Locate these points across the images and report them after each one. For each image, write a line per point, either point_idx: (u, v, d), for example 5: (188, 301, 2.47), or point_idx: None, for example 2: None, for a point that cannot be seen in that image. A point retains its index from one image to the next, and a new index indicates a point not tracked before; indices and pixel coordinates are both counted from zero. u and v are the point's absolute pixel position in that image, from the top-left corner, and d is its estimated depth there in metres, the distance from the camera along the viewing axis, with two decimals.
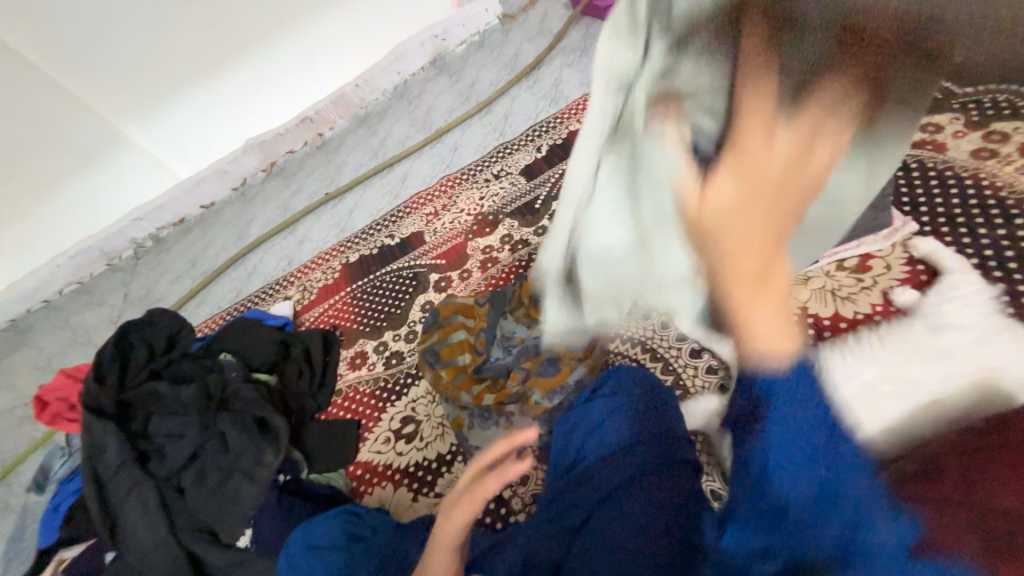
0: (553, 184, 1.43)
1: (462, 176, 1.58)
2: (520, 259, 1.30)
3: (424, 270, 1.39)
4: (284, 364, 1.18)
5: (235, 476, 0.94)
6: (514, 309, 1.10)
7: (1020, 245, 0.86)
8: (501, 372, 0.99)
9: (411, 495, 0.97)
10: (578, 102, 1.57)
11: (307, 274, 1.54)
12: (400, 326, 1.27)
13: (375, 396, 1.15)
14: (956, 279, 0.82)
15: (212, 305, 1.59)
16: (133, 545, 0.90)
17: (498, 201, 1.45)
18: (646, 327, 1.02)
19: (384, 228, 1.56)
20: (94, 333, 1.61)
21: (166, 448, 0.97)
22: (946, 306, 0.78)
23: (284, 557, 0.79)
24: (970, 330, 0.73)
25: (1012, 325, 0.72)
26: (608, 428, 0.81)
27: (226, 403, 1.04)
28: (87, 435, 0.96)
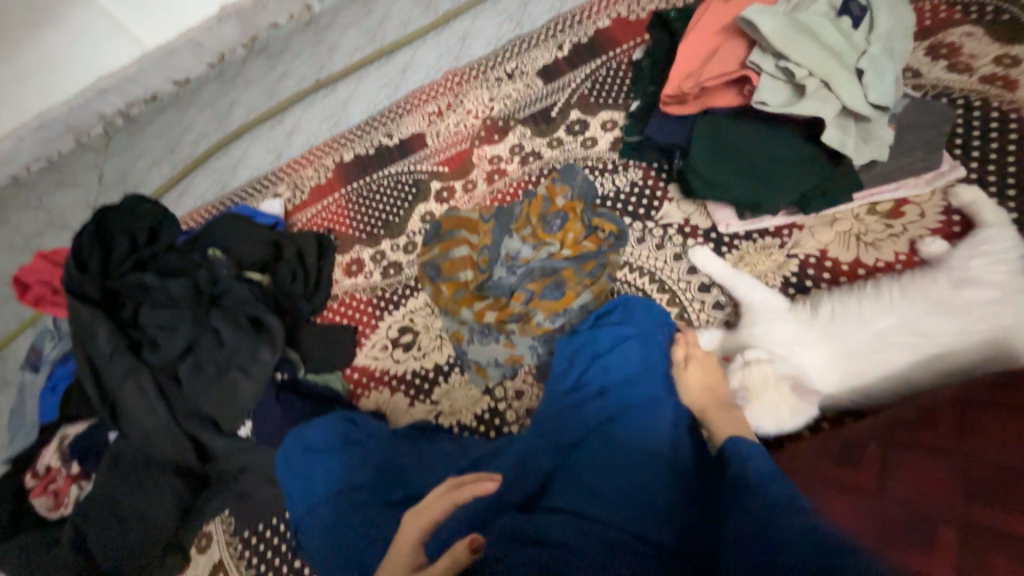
0: (573, 89, 1.27)
1: (471, 73, 1.41)
2: (531, 172, 1.18)
3: (425, 176, 1.29)
4: (276, 265, 1.13)
5: (232, 371, 0.94)
6: (521, 228, 1.04)
7: None
8: (505, 290, 0.96)
9: (408, 400, 0.99)
10: None
11: (298, 171, 1.43)
12: (398, 235, 1.21)
13: (371, 305, 1.13)
14: (994, 232, 0.77)
15: (194, 197, 1.48)
16: (134, 427, 0.92)
17: (510, 106, 1.31)
18: (658, 258, 0.99)
19: (382, 126, 1.42)
20: (70, 216, 1.52)
21: (159, 339, 0.95)
22: (977, 260, 0.74)
23: (285, 450, 0.83)
24: (995, 287, 0.70)
25: None
26: (613, 360, 0.81)
27: (219, 299, 1.01)
28: (75, 320, 0.93)
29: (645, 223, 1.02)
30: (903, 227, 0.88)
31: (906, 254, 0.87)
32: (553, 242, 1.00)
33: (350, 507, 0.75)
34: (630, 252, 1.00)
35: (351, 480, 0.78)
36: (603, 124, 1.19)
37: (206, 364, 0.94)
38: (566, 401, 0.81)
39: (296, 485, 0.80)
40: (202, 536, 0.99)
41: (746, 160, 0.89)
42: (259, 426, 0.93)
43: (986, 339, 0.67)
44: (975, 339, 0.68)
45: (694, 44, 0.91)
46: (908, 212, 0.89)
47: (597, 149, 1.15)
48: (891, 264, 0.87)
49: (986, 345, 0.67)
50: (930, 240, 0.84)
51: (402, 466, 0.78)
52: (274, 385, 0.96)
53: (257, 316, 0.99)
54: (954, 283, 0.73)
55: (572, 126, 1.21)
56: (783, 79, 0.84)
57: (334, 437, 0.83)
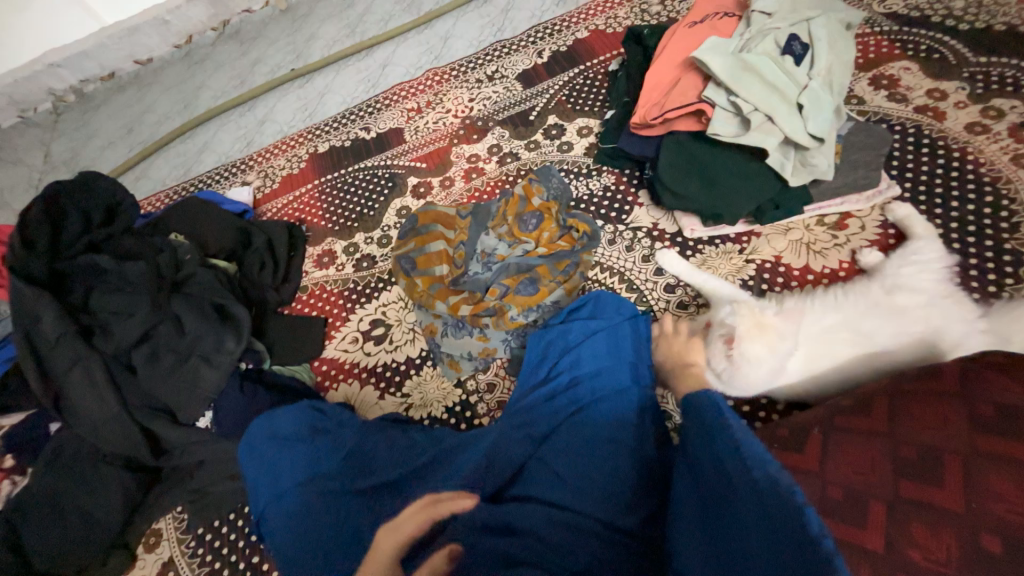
0: (551, 95, 1.31)
1: (451, 73, 1.42)
2: (508, 172, 1.21)
3: (402, 171, 1.29)
4: (244, 253, 1.10)
5: (194, 360, 0.90)
6: (497, 226, 1.07)
7: (983, 222, 0.91)
8: (479, 285, 0.98)
9: (378, 393, 0.98)
10: (589, 5, 1.41)
11: (269, 160, 1.40)
12: (372, 229, 1.20)
13: (342, 297, 1.11)
14: (922, 245, 0.86)
15: (153, 180, 1.41)
16: (80, 418, 0.86)
17: (489, 107, 1.33)
18: (627, 259, 1.03)
19: (359, 119, 1.41)
20: (9, 194, 1.41)
21: (113, 325, 0.90)
22: (907, 269, 0.82)
23: (248, 442, 0.80)
24: (922, 292, 0.79)
25: (957, 293, 0.79)
26: (585, 354, 0.83)
27: (181, 286, 0.97)
28: (17, 302, 0.87)
29: (616, 225, 1.07)
30: (847, 238, 0.96)
31: (848, 262, 0.95)
32: (527, 240, 1.03)
33: (319, 498, 0.73)
34: (601, 253, 1.05)
35: (321, 472, 0.76)
36: (579, 130, 1.23)
37: (165, 352, 0.90)
38: (537, 395, 0.82)
39: (259, 480, 0.77)
40: (151, 534, 0.94)
41: (701, 174, 0.96)
42: (220, 417, 0.90)
43: (920, 340, 0.73)
44: (911, 339, 0.74)
45: (657, 76, 0.99)
46: (851, 224, 0.97)
47: (572, 153, 1.19)
48: (836, 272, 0.95)
49: (920, 345, 0.73)
50: (868, 251, 0.92)
51: (372, 455, 0.78)
52: (237, 374, 0.94)
53: (223, 304, 0.96)
54: (888, 289, 0.81)
55: (549, 131, 1.25)
56: (733, 111, 0.92)
57: (302, 427, 0.81)
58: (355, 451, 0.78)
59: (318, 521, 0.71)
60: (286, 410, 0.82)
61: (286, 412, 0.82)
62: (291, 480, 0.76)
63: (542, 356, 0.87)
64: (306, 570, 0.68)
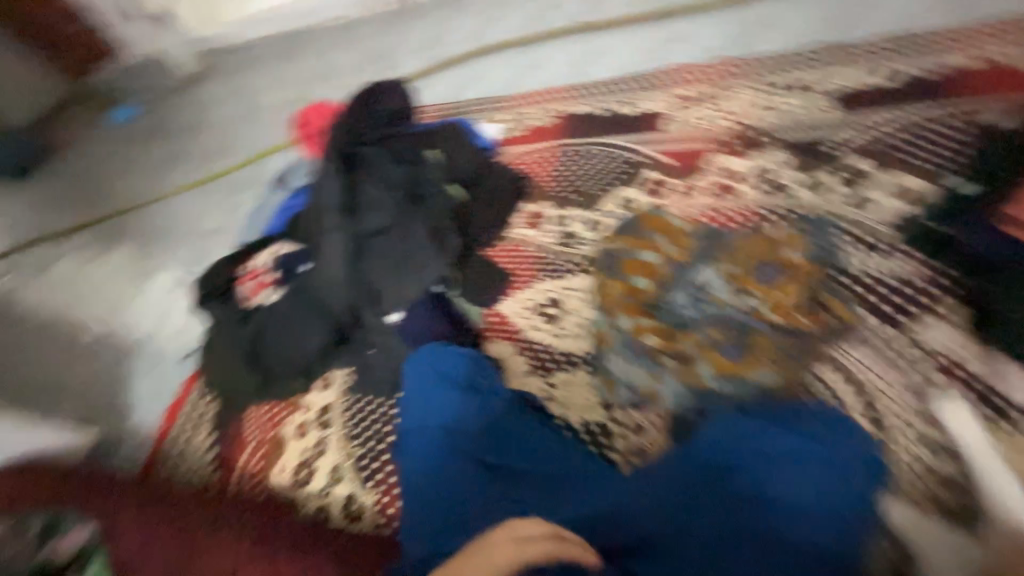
0: (869, 131, 1.02)
1: (746, 70, 1.22)
2: (767, 204, 1.00)
3: (643, 160, 1.19)
4: (476, 188, 1.19)
5: (408, 266, 1.03)
6: (727, 262, 0.91)
7: None
8: (677, 320, 0.86)
9: (527, 369, 0.97)
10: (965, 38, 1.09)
11: (524, 106, 1.44)
12: (589, 209, 1.16)
13: (534, 262, 1.12)
14: None
15: (429, 93, 1.60)
16: (322, 270, 1.07)
17: (777, 120, 1.11)
18: (887, 377, 0.76)
19: (623, 92, 1.33)
20: None
21: (368, 210, 1.08)
22: None
23: (418, 362, 0.90)
24: None
25: None
26: (782, 468, 0.65)
27: (422, 198, 1.11)
28: (321, 165, 1.10)
29: (890, 328, 0.79)
30: None
31: None
32: (755, 296, 0.85)
33: (453, 445, 0.80)
34: (850, 353, 0.79)
35: (462, 423, 0.82)
36: (889, 189, 0.94)
37: (390, 249, 1.05)
38: (699, 477, 0.68)
39: (413, 398, 0.87)
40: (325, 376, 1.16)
41: None
42: (405, 323, 1.02)
43: None
44: None
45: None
46: None
47: (866, 214, 0.92)
48: None
49: None
50: None
51: (508, 434, 0.80)
52: (429, 294, 1.04)
53: (444, 232, 1.07)
54: None
55: (845, 175, 0.98)
56: None
57: (463, 373, 0.88)
58: (495, 421, 0.82)
59: (445, 465, 0.78)
60: (457, 351, 0.91)
61: (456, 354, 0.91)
62: (437, 414, 0.83)
63: (724, 436, 0.70)
64: (422, 499, 0.77)
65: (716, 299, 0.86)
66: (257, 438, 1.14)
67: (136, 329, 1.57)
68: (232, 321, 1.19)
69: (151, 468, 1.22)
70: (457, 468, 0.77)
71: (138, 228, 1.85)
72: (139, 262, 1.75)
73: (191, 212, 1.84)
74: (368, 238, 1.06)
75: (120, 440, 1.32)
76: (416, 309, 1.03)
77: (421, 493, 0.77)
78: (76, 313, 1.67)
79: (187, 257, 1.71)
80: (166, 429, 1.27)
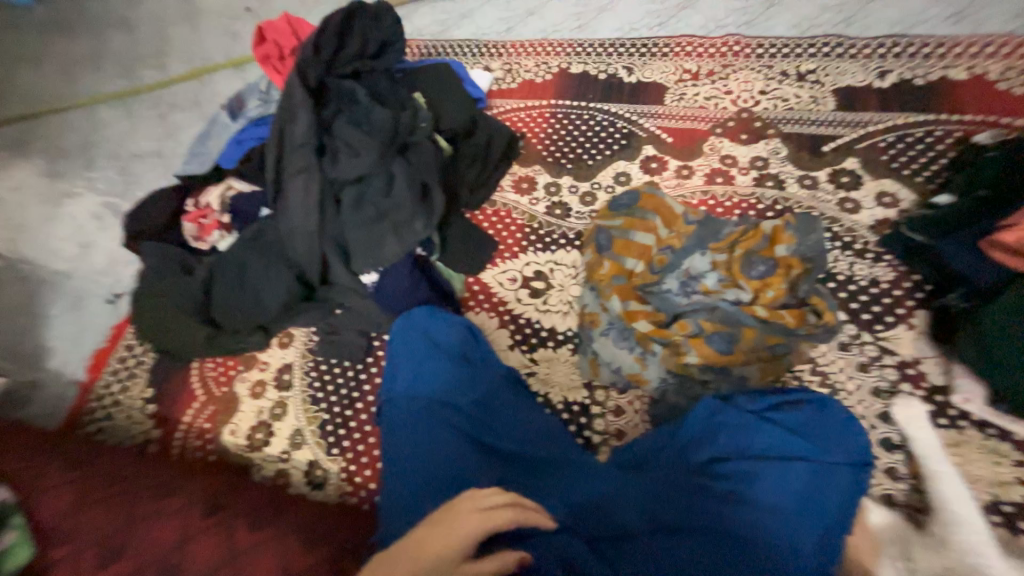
0: (867, 131, 1.02)
1: (755, 50, 1.18)
2: (761, 195, 0.99)
3: (643, 134, 1.14)
4: (463, 142, 1.09)
5: (387, 224, 0.93)
6: (718, 251, 0.91)
7: None
8: (668, 307, 0.85)
9: (510, 343, 0.95)
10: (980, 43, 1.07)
11: (519, 55, 1.32)
12: (582, 180, 1.10)
13: (522, 232, 1.06)
14: None
15: (413, 25, 1.42)
16: (286, 218, 0.95)
17: (779, 109, 1.09)
18: (851, 378, 0.81)
19: (627, 56, 1.25)
20: None
21: (343, 155, 0.96)
22: None
23: (408, 330, 0.87)
24: None
25: None
26: (762, 465, 0.68)
27: (405, 149, 0.99)
28: (288, 96, 0.95)
29: (861, 332, 0.84)
30: None
31: None
32: (744, 289, 0.86)
33: (436, 420, 0.77)
34: (823, 351, 0.83)
35: (449, 397, 0.79)
36: (876, 194, 0.95)
37: (370, 204, 0.95)
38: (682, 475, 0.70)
39: (404, 366, 0.83)
40: (286, 334, 1.06)
41: None
42: (383, 289, 0.95)
43: None
44: None
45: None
46: None
47: (852, 216, 0.93)
48: None
49: None
50: None
51: (497, 414, 0.79)
52: (411, 256, 0.97)
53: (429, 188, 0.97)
54: None
55: (839, 174, 0.98)
56: None
57: (454, 346, 0.85)
58: (484, 399, 0.80)
59: (427, 439, 0.75)
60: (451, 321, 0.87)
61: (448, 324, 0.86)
62: (423, 386, 0.80)
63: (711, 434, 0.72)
64: (406, 471, 0.73)
65: (706, 289, 0.87)
66: (206, 394, 1.05)
67: (49, 260, 1.36)
68: (173, 264, 1.04)
69: (75, 420, 1.09)
70: (440, 442, 0.74)
71: (48, 141, 1.56)
72: (50, 182, 1.49)
73: (116, 128, 1.57)
74: (347, 191, 0.96)
75: (33, 388, 1.16)
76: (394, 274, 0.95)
77: (405, 467, 0.74)
78: None
79: (112, 182, 1.47)
80: (94, 378, 1.14)
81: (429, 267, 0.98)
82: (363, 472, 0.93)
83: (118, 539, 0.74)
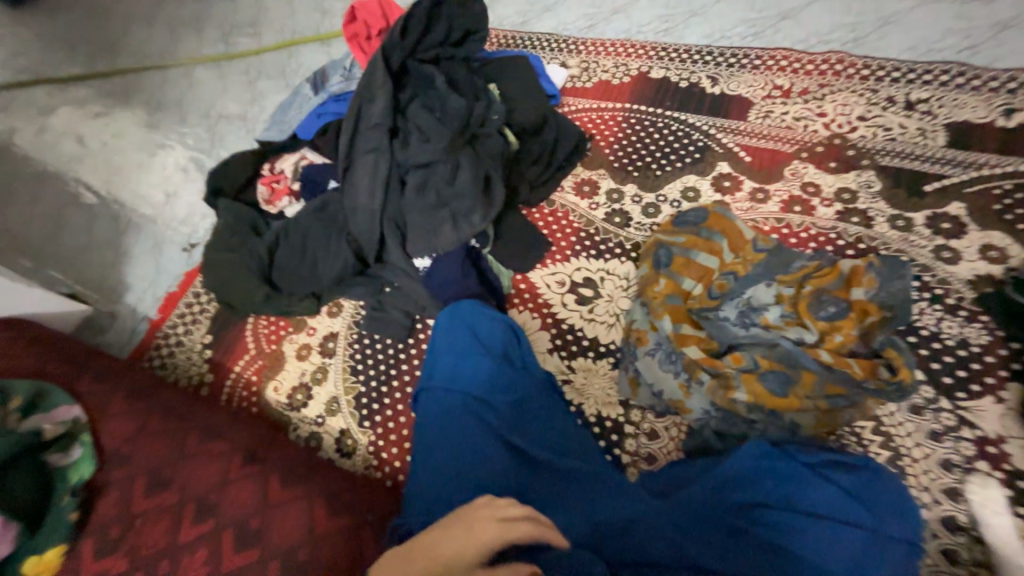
0: (980, 173, 0.91)
1: (858, 72, 1.08)
2: (842, 230, 0.92)
3: (719, 149, 1.07)
4: (531, 139, 1.08)
5: (446, 211, 0.94)
6: (786, 285, 0.85)
7: None
8: (723, 337, 0.81)
9: (549, 347, 0.93)
10: None
11: (598, 54, 1.28)
12: (647, 190, 1.06)
13: (577, 235, 1.04)
14: None
15: (495, 14, 1.42)
16: (351, 193, 0.98)
17: (878, 139, 0.99)
18: (920, 445, 0.73)
19: (713, 65, 1.19)
20: None
21: (413, 139, 0.98)
22: None
23: (453, 321, 0.87)
24: None
25: None
26: (810, 526, 0.62)
27: (474, 139, 1.00)
28: (370, 76, 0.97)
29: (941, 396, 0.75)
30: None
31: None
32: (810, 329, 0.79)
33: (470, 415, 0.77)
34: (891, 410, 0.75)
35: (484, 393, 0.79)
36: (981, 245, 0.85)
37: (433, 189, 0.96)
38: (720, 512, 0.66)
39: (445, 356, 0.84)
40: (336, 304, 1.11)
41: None
42: (432, 275, 0.97)
43: None
44: None
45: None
46: None
47: (948, 267, 0.84)
48: None
49: None
50: None
51: (529, 418, 0.78)
52: (464, 247, 0.97)
53: (491, 180, 0.97)
54: None
55: (939, 219, 0.88)
56: None
57: (496, 343, 0.85)
58: (519, 402, 0.79)
59: (458, 433, 0.76)
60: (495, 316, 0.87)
61: (494, 321, 0.86)
62: (460, 380, 0.80)
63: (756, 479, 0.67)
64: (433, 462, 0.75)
65: (766, 323, 0.82)
66: (256, 348, 1.12)
67: (138, 204, 1.48)
68: (244, 222, 1.10)
69: (143, 353, 1.20)
70: (471, 438, 0.75)
71: (151, 95, 1.70)
72: (147, 132, 1.62)
73: (209, 89, 1.68)
74: (413, 173, 0.97)
75: (111, 319, 1.28)
76: (445, 262, 0.96)
77: (431, 457, 0.76)
78: (76, 172, 1.57)
79: (200, 139, 1.58)
80: (163, 318, 1.24)
81: (479, 260, 0.98)
82: (388, 449, 0.95)
83: (166, 471, 0.80)
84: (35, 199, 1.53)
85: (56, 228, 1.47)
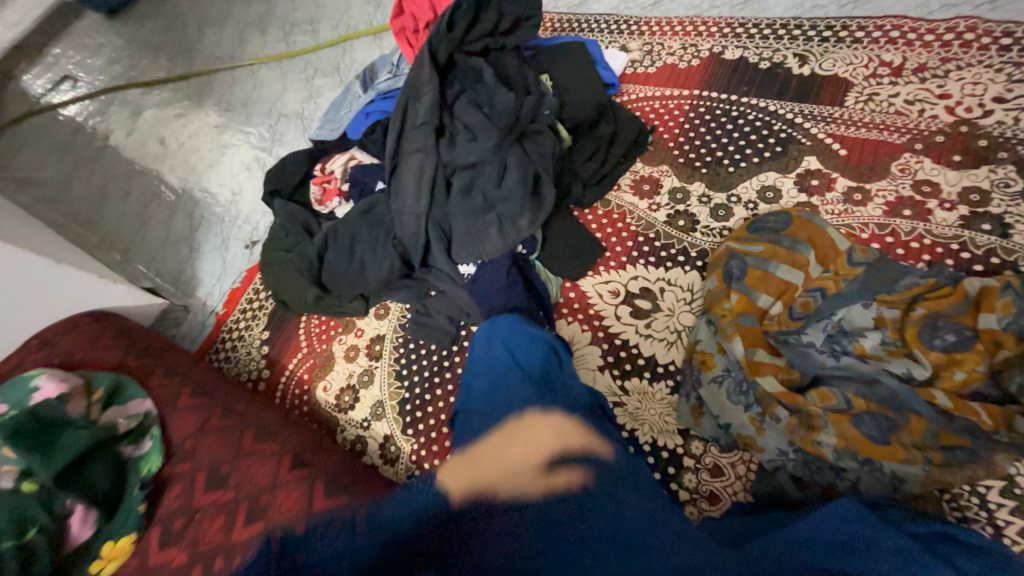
0: None
1: (997, 40, 0.88)
2: (966, 241, 0.75)
3: (806, 140, 0.93)
4: (585, 134, 0.99)
5: (493, 216, 0.89)
6: (888, 307, 0.71)
7: None
8: (806, 367, 0.70)
9: (600, 363, 0.86)
10: None
11: (664, 35, 1.16)
12: (716, 189, 0.95)
13: (635, 240, 0.95)
14: None
15: None
16: (397, 196, 0.96)
17: (1022, 125, 0.80)
18: None
19: (802, 40, 1.02)
20: None
21: (460, 138, 0.93)
22: None
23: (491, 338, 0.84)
24: None
25: None
26: None
27: (523, 137, 0.93)
28: (416, 73, 0.93)
29: None
30: None
31: None
32: (919, 364, 0.66)
33: (511, 440, 0.75)
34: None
35: (527, 419, 0.75)
36: None
37: (480, 194, 0.91)
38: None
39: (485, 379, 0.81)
40: (383, 306, 1.10)
41: None
42: (477, 283, 0.92)
43: None
44: None
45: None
46: None
47: None
48: None
49: None
50: None
51: (575, 448, 0.72)
52: (511, 254, 0.92)
53: (542, 184, 0.90)
54: None
55: None
56: None
57: (542, 365, 0.80)
58: (565, 430, 0.74)
59: (497, 459, 0.73)
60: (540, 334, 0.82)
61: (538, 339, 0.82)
62: (501, 402, 0.78)
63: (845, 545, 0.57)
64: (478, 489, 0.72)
65: (860, 353, 0.70)
66: (309, 347, 1.14)
67: (208, 201, 1.57)
68: (297, 223, 1.12)
69: (210, 346, 1.27)
70: (510, 467, 0.72)
71: (221, 95, 1.78)
72: (217, 132, 1.71)
73: (271, 87, 1.74)
74: (460, 177, 0.93)
75: (185, 311, 1.37)
76: (491, 270, 0.91)
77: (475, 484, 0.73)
78: (157, 171, 1.69)
79: (262, 137, 1.64)
80: (228, 312, 1.31)
81: (526, 268, 0.92)
82: (430, 458, 0.93)
83: (224, 468, 0.84)
84: (125, 197, 1.67)
85: (141, 224, 1.59)
